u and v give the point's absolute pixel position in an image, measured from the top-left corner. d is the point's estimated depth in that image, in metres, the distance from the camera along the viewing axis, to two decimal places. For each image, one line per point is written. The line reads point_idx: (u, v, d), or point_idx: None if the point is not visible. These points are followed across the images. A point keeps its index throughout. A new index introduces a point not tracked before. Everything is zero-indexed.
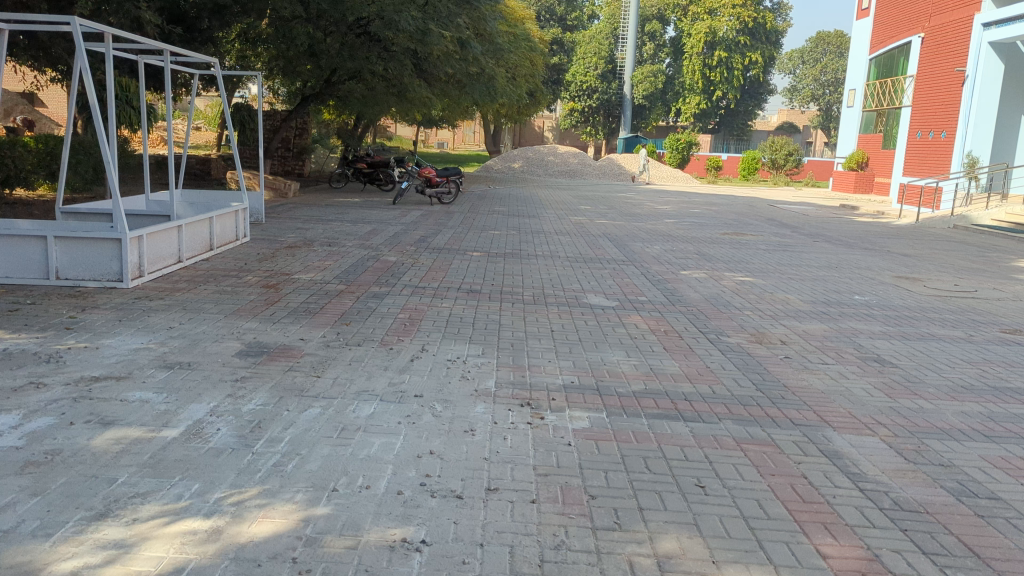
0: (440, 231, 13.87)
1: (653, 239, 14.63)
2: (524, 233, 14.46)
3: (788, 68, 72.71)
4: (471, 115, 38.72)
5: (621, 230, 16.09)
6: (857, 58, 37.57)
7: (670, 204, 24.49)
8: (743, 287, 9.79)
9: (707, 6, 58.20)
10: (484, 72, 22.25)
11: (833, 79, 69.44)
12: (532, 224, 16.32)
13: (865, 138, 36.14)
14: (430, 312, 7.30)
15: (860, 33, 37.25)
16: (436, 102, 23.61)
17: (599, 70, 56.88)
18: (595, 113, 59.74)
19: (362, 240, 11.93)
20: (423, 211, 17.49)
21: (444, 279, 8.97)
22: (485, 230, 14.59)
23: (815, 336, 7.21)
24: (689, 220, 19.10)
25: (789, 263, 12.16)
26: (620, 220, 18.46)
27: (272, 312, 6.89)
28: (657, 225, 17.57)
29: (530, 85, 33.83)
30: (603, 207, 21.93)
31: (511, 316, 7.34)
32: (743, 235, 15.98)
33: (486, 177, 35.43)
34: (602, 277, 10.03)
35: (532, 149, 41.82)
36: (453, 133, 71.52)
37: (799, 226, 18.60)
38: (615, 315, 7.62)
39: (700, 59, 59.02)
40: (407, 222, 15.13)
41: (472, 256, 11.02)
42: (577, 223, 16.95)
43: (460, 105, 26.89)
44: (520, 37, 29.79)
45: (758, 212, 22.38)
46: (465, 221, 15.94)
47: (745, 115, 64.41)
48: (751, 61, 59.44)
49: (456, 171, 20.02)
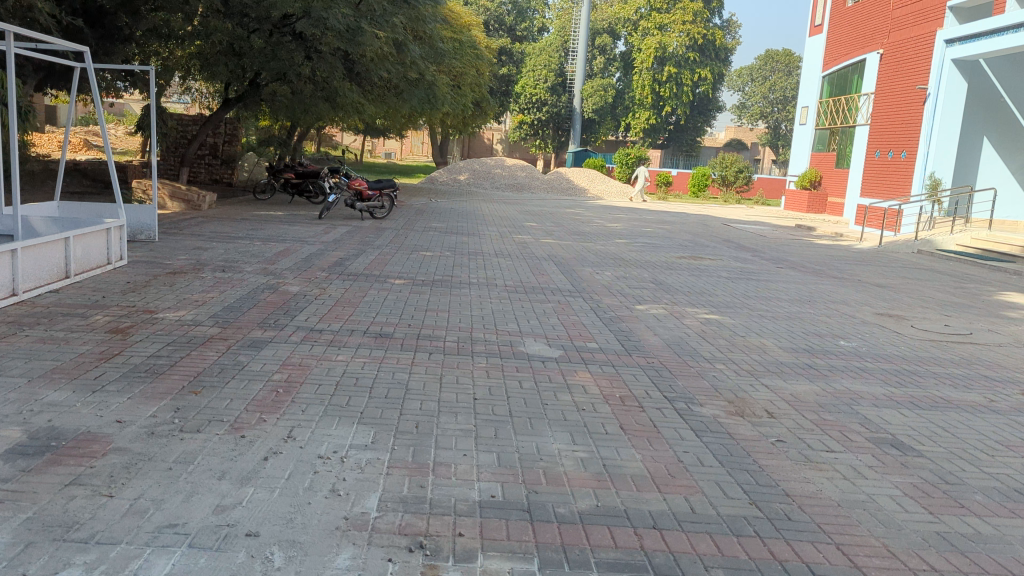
0: (363, 252, 12.19)
1: (604, 263, 13.17)
2: (460, 255, 12.87)
3: (737, 85, 72.55)
4: (416, 124, 37.06)
5: (570, 252, 14.62)
6: (810, 74, 36.96)
7: (621, 221, 23.17)
8: (709, 327, 8.35)
9: (657, 21, 57.46)
10: (424, 78, 20.59)
11: (781, 97, 69.38)
12: (471, 243, 14.73)
13: (818, 156, 35.46)
14: (318, 370, 5.61)
15: (814, 49, 36.64)
16: (373, 109, 21.88)
17: (549, 82, 55.72)
18: (545, 126, 58.56)
19: (267, 264, 10.20)
20: (351, 227, 15.79)
21: (352, 319, 7.32)
22: (416, 250, 12.95)
23: (806, 403, 5.76)
24: (642, 240, 17.77)
25: (756, 296, 10.79)
26: (568, 240, 17.02)
27: (99, 373, 5.15)
28: (608, 246, 16.15)
29: (476, 94, 32.30)
30: (550, 224, 20.49)
31: (424, 375, 5.70)
32: (701, 259, 14.64)
33: (428, 189, 33.77)
34: (544, 314, 8.46)
35: (479, 161, 40.35)
36: (400, 144, 69.80)
37: (758, 249, 17.38)
38: (557, 373, 6.04)
39: (650, 74, 58.39)
40: (328, 240, 13.42)
41: (393, 286, 9.38)
42: (520, 243, 15.43)
43: (401, 113, 25.20)
44: (465, 44, 28.22)
45: (713, 232, 21.20)
46: (396, 240, 14.29)
47: (695, 131, 63.92)
48: (701, 77, 58.92)
49: (392, 183, 18.24)
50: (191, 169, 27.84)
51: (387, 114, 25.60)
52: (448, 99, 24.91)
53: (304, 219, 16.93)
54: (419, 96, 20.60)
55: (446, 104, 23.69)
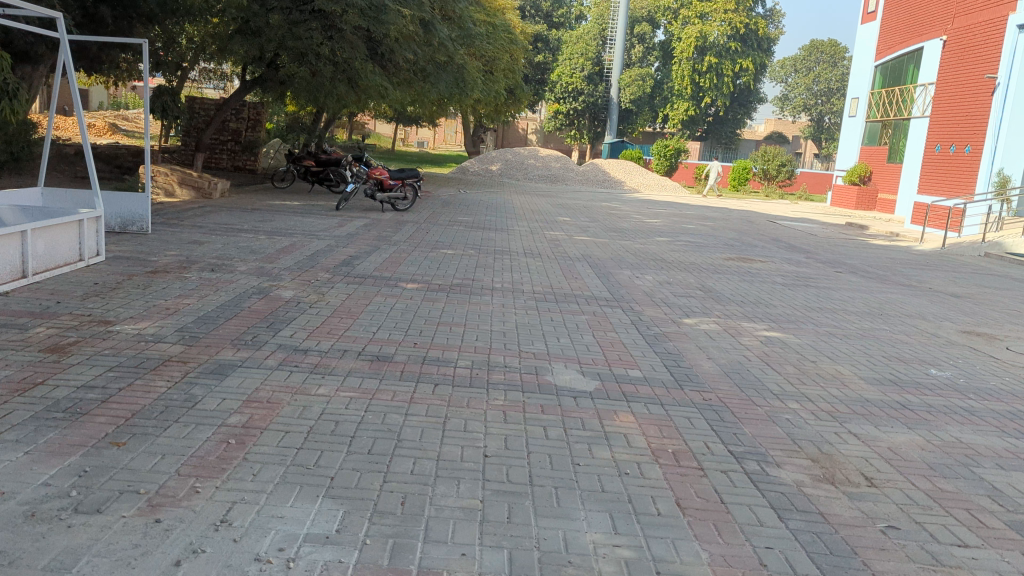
0: (378, 248, 11.06)
1: (643, 264, 11.92)
2: (484, 253, 11.67)
3: (780, 76, 70.31)
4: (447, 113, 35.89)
5: (607, 252, 13.35)
6: (861, 63, 35.17)
7: (660, 217, 21.83)
8: (770, 349, 7.07)
9: (698, 10, 55.81)
10: (453, 59, 19.34)
11: (825, 89, 67.04)
12: (496, 240, 13.54)
13: (868, 151, 33.73)
14: (290, 409, 4.44)
15: (866, 37, 34.84)
16: (398, 94, 20.71)
17: (585, 71, 54.28)
18: (580, 116, 57.12)
19: (266, 263, 9.11)
20: (369, 221, 14.70)
21: (346, 335, 6.18)
22: (437, 247, 11.79)
23: (911, 463, 4.48)
24: (684, 238, 16.44)
25: (819, 307, 9.47)
26: (603, 237, 15.73)
27: (6, 412, 4.05)
28: (647, 245, 14.84)
29: (509, 81, 31.04)
30: (584, 219, 19.23)
31: (423, 417, 4.51)
32: (750, 261, 13.29)
33: (458, 180, 32.65)
34: (577, 328, 7.24)
35: (511, 151, 39.16)
36: (433, 132, 68.83)
37: (811, 250, 15.98)
38: (591, 414, 4.82)
39: (689, 64, 56.68)
40: (342, 235, 12.32)
41: (403, 290, 8.23)
42: (551, 240, 14.20)
43: (428, 99, 24.08)
44: (498, 28, 26.99)
45: (759, 230, 19.81)
46: (416, 235, 13.16)
47: (734, 124, 62.02)
48: (742, 68, 57.06)
49: (415, 172, 17.11)
50: (213, 155, 27.02)
51: (415, 100, 24.46)
52: (479, 86, 23.70)
53: (321, 210, 15.88)
54: (447, 80, 19.38)
55: (476, 89, 22.48)
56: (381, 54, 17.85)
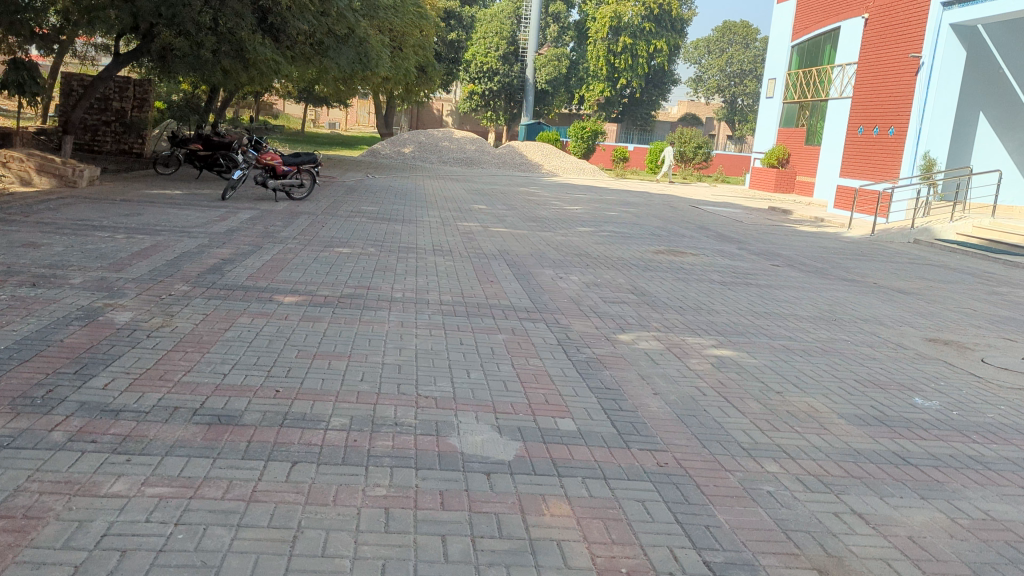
0: (260, 248, 9.43)
1: (567, 262, 10.64)
2: (386, 252, 10.16)
3: (694, 57, 70.21)
4: (355, 92, 33.88)
5: (525, 246, 12.02)
6: (777, 44, 34.75)
7: (581, 203, 20.64)
8: (726, 378, 5.85)
9: None
10: (354, 32, 17.52)
11: (738, 71, 67.16)
12: (402, 234, 12.03)
13: (785, 133, 33.38)
14: (51, 533, 2.92)
15: (782, 17, 34.42)
16: (296, 70, 18.78)
17: (501, 51, 53.09)
18: (496, 97, 55.69)
19: (111, 271, 7.40)
20: (258, 212, 12.98)
21: (184, 383, 4.63)
22: (331, 245, 10.22)
23: (949, 566, 3.27)
24: (608, 228, 15.25)
25: (767, 313, 8.36)
26: (521, 228, 14.40)
27: None
28: (569, 237, 13.58)
29: (420, 59, 29.33)
30: (501, 207, 17.86)
31: (262, 533, 3.05)
32: (681, 254, 12.17)
33: (367, 163, 30.79)
34: (494, 356, 5.84)
35: (425, 132, 37.43)
36: (344, 113, 66.28)
37: (741, 239, 15.02)
38: (509, 506, 3.45)
39: (604, 44, 55.85)
40: (220, 231, 10.61)
41: (280, 307, 6.68)
42: (464, 233, 12.78)
43: (330, 77, 22.18)
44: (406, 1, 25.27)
45: (684, 217, 18.85)
46: (309, 230, 11.53)
47: (650, 105, 61.58)
48: (656, 49, 56.55)
49: (313, 156, 15.36)
50: (94, 137, 24.51)
51: (316, 77, 22.56)
52: (386, 63, 21.95)
53: (205, 200, 14.04)
54: (348, 55, 17.55)
55: (383, 66, 20.68)
56: (273, 26, 15.94)
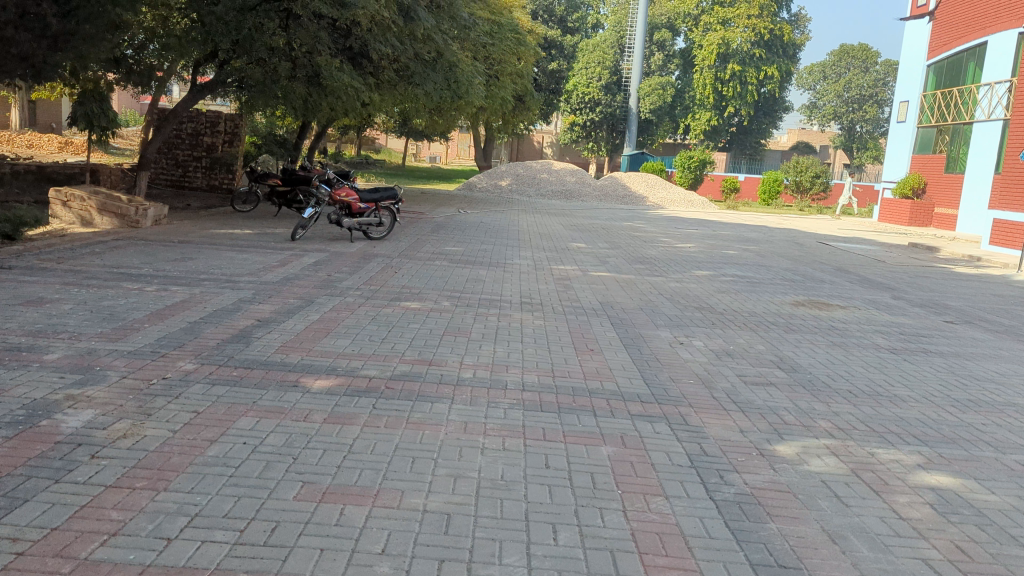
0: (310, 303, 7.85)
1: (685, 319, 8.62)
2: (463, 306, 8.41)
3: (807, 83, 66.50)
4: (452, 125, 32.76)
5: (632, 295, 10.07)
6: (908, 64, 31.83)
7: (693, 240, 18.48)
8: (963, 536, 3.70)
9: (721, 16, 52.83)
10: (443, 56, 16.08)
11: (857, 96, 63.06)
12: (486, 281, 10.28)
13: (921, 160, 30.30)
14: None
15: (914, 34, 31.56)
16: (382, 99, 17.48)
17: (603, 81, 51.33)
18: (598, 128, 53.97)
19: (108, 341, 5.90)
20: (327, 256, 11.53)
21: (94, 564, 2.89)
22: (399, 297, 8.55)
23: None
24: (729, 271, 13.11)
25: (973, 400, 6.09)
26: (627, 271, 12.45)
27: None
28: (684, 283, 11.55)
29: (517, 89, 27.90)
30: (603, 246, 15.93)
31: None
32: (826, 308, 9.94)
33: (462, 196, 29.44)
34: (597, 491, 3.88)
35: (523, 165, 35.95)
36: (445, 146, 65.89)
37: (890, 285, 12.58)
38: None
39: (711, 72, 53.46)
40: (273, 279, 9.11)
41: (305, 398, 4.95)
42: (561, 279, 10.95)
43: (421, 107, 20.87)
44: (503, 27, 23.90)
45: (813, 257, 16.46)
46: (378, 276, 9.93)
47: (760, 133, 58.53)
48: (766, 76, 53.68)
49: (395, 191, 13.88)
50: (185, 173, 24.05)
51: (406, 106, 21.29)
52: (481, 91, 20.49)
53: (274, 241, 12.73)
54: (437, 81, 16.11)
55: (476, 95, 19.16)
56: (354, 50, 14.69)
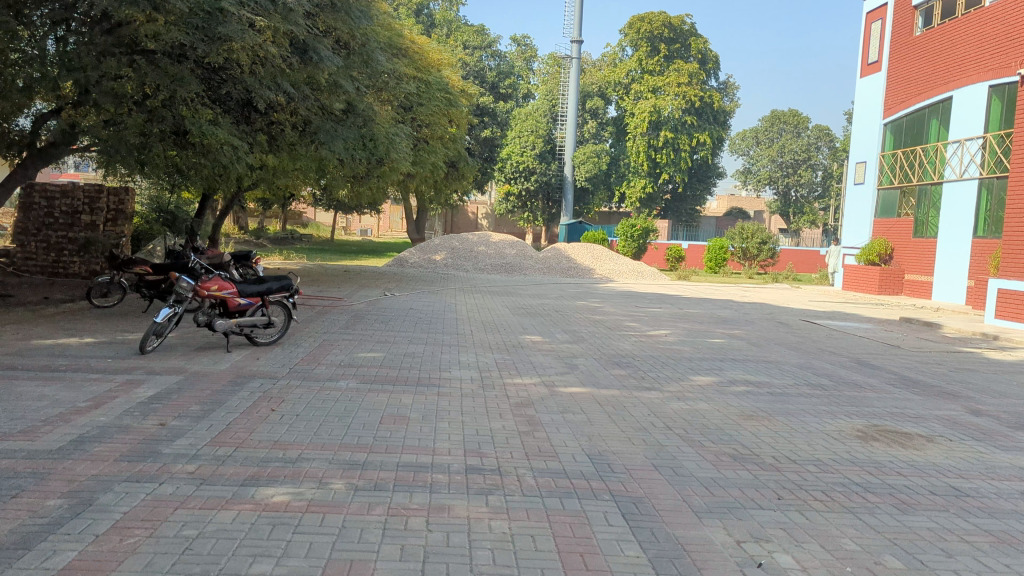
0: (79, 512, 4.38)
1: (731, 491, 5.37)
2: (368, 490, 4.98)
3: (741, 148, 65.63)
4: (378, 195, 29.57)
5: (629, 435, 6.79)
6: (862, 123, 30.47)
7: (664, 326, 15.45)
8: None
9: (651, 83, 51.65)
10: (356, 108, 13.01)
11: (791, 161, 62.33)
12: (411, 420, 6.88)
13: (884, 224, 28.61)
14: None
15: (866, 92, 30.29)
16: (279, 161, 14.18)
17: (536, 149, 49.06)
18: (533, 198, 51.67)
19: None
20: (179, 381, 8.02)
21: None
22: (257, 479, 5.07)
23: None
24: (734, 375, 10.01)
25: None
26: (605, 381, 9.23)
27: None
28: (688, 401, 8.38)
29: (449, 155, 24.97)
30: (562, 338, 12.75)
31: None
32: (910, 445, 6.85)
33: (390, 274, 26.06)
34: None
35: (458, 238, 32.92)
36: (376, 220, 62.69)
37: (948, 389, 9.66)
38: None
39: (644, 140, 51.94)
40: (57, 446, 5.58)
41: None
42: (521, 405, 7.64)
43: (336, 174, 17.63)
44: (429, 85, 21.05)
45: (815, 345, 13.58)
46: (243, 424, 6.44)
47: (695, 200, 57.08)
48: (699, 142, 52.33)
49: (290, 281, 10.42)
50: (58, 258, 20.05)
51: (318, 174, 18.07)
52: (405, 154, 17.38)
53: (115, 355, 9.18)
54: (349, 139, 12.97)
55: (398, 156, 16.02)
56: (233, 97, 11.47)
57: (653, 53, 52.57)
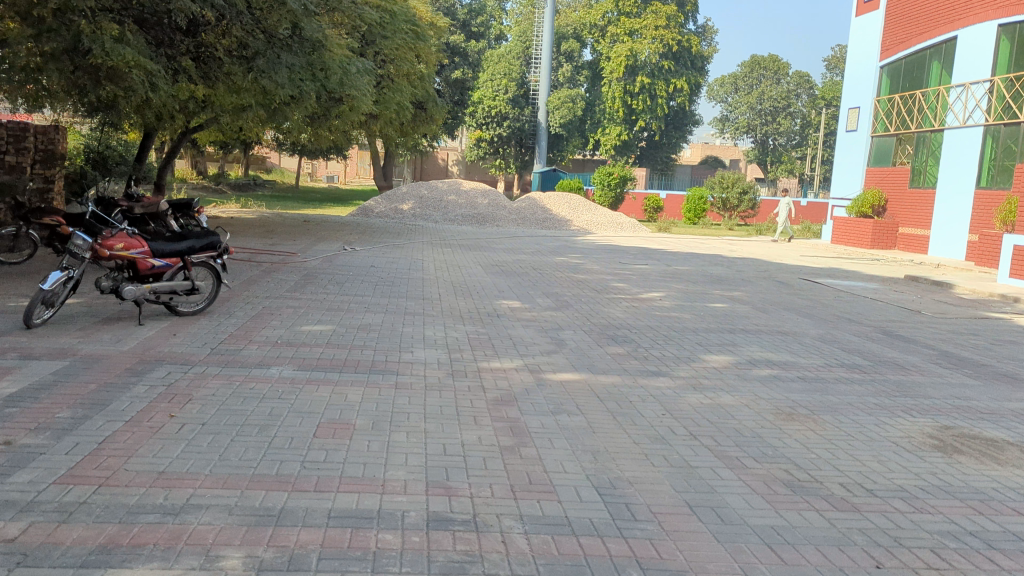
0: None
1: (805, 554, 3.79)
2: (278, 572, 3.29)
3: (718, 95, 63.53)
4: (339, 139, 27.37)
5: (645, 450, 5.17)
6: (856, 66, 28.77)
7: (656, 286, 13.82)
8: None
9: (627, 26, 49.31)
10: (303, 31, 11.09)
11: (770, 108, 60.44)
12: (356, 430, 5.17)
13: (877, 173, 27.15)
14: None
15: (861, 32, 28.53)
16: (215, 93, 12.25)
17: (510, 93, 46.79)
18: (506, 144, 49.54)
19: None
20: (63, 367, 6.23)
21: None
22: (110, 552, 3.37)
23: None
24: (752, 353, 8.43)
25: None
26: (602, 363, 7.59)
27: None
28: (707, 393, 6.77)
29: (416, 95, 22.89)
30: (544, 303, 11.06)
31: None
32: (1004, 461, 5.34)
33: (352, 225, 24.07)
34: None
35: (427, 185, 30.96)
36: (343, 165, 60.24)
37: (1004, 372, 8.17)
38: None
39: (620, 85, 49.82)
40: None
41: None
42: (502, 403, 5.97)
43: (285, 114, 15.63)
44: (393, 15, 18.93)
45: (827, 310, 12.04)
46: (124, 442, 4.70)
47: (670, 148, 55.21)
48: (676, 88, 50.30)
49: (216, 238, 8.58)
50: None
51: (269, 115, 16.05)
52: (365, 91, 15.40)
53: None
54: (295, 68, 11.09)
55: (356, 92, 14.08)
56: (149, 11, 9.53)
57: None
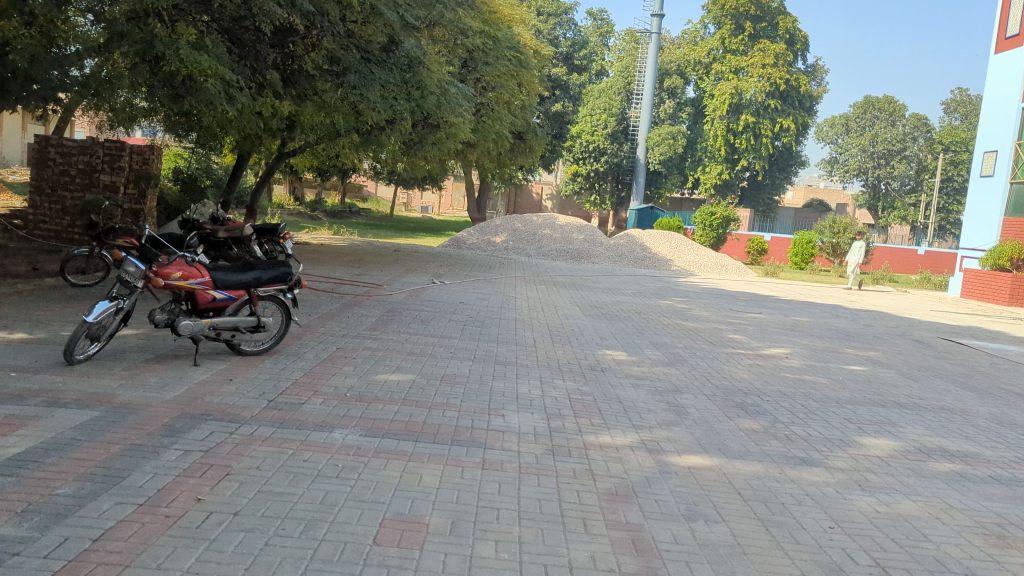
0: None
1: None
2: None
3: (827, 136, 60.82)
4: (435, 169, 26.67)
5: None
6: (993, 106, 26.41)
7: (776, 340, 12.23)
8: None
9: (733, 63, 47.55)
10: (398, 46, 10.19)
11: (884, 151, 57.25)
12: (428, 534, 3.95)
13: (1015, 223, 24.67)
14: None
15: (1000, 70, 26.20)
16: (303, 112, 11.49)
17: (608, 128, 45.65)
18: (602, 179, 48.31)
19: None
20: (91, 418, 5.25)
21: None
22: None
23: None
24: (918, 437, 6.83)
25: None
26: (735, 443, 6.15)
27: None
28: (878, 495, 5.26)
29: (514, 125, 21.92)
30: (653, 356, 9.66)
31: None
32: None
33: (442, 256, 23.17)
34: None
35: (521, 218, 29.94)
36: (437, 195, 60.21)
37: None
38: None
39: (723, 123, 48.07)
40: None
41: None
42: (616, 501, 4.64)
43: (379, 140, 14.84)
44: (495, 41, 18.02)
45: (987, 381, 10.20)
46: (127, 541, 3.61)
47: (773, 188, 52.68)
48: (782, 128, 48.16)
49: (288, 269, 7.59)
50: None
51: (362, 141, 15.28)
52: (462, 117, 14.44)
53: (34, 364, 6.47)
54: (388, 86, 10.19)
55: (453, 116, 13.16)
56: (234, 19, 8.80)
57: (738, 31, 48.39)
